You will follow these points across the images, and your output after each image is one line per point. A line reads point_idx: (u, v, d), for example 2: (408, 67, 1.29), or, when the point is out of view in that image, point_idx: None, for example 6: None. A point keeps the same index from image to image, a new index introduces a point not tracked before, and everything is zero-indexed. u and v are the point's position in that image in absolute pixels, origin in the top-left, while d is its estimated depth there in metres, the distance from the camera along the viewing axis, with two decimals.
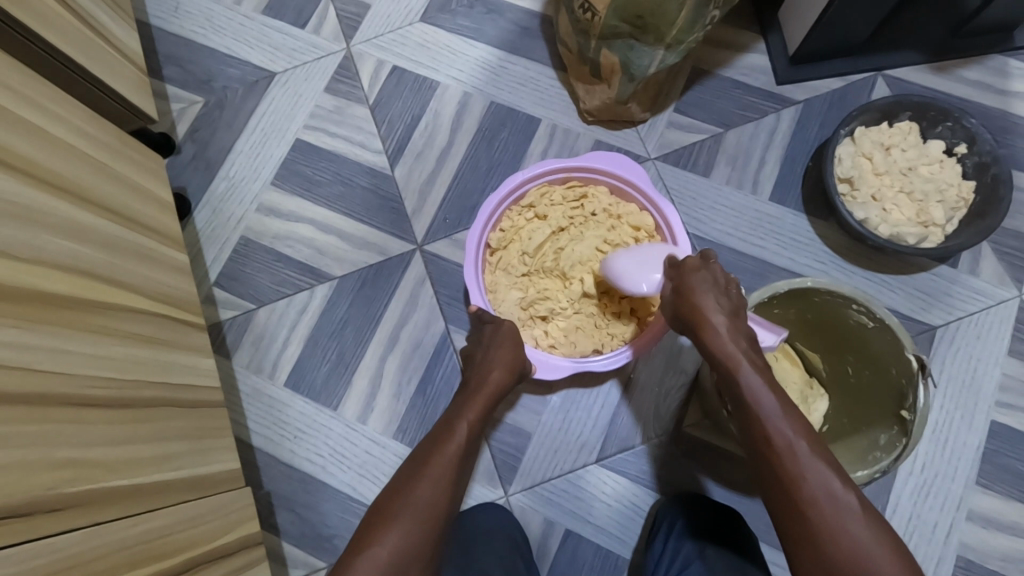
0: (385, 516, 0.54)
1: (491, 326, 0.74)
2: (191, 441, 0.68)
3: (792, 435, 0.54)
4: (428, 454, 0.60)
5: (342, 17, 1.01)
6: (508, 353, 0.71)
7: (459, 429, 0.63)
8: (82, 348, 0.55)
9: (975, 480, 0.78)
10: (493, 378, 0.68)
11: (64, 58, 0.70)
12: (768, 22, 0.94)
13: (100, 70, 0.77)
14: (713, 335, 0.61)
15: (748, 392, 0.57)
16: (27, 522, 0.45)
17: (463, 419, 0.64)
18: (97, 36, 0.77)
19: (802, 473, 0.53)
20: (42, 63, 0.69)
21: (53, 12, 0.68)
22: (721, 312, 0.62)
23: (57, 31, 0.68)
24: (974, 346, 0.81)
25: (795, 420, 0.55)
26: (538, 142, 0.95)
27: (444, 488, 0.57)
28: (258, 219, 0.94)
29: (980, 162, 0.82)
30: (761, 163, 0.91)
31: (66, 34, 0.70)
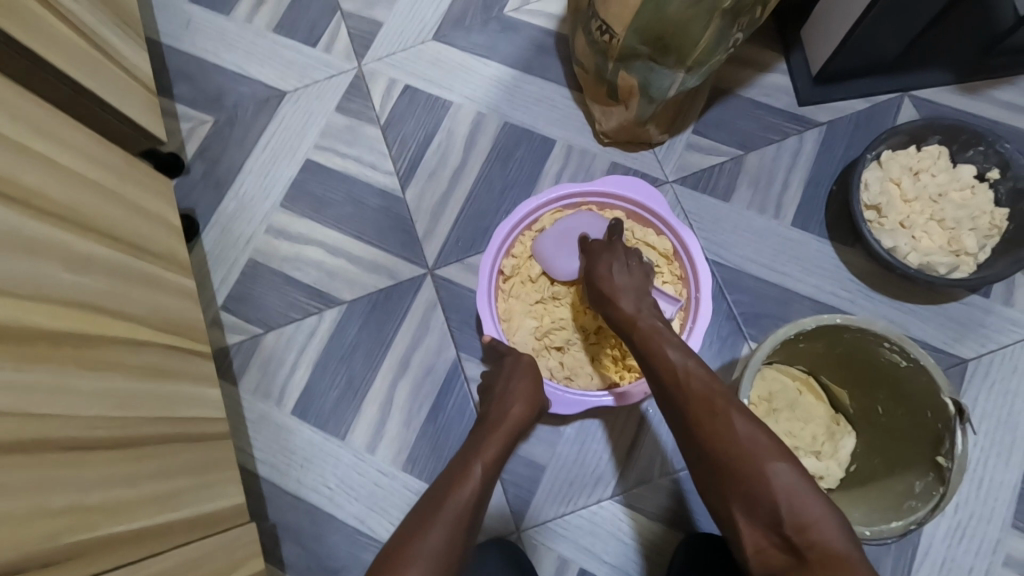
0: (396, 563, 0.51)
1: (509, 358, 0.72)
2: (195, 477, 0.66)
3: (724, 400, 0.56)
4: (442, 497, 0.57)
5: (354, 35, 1.00)
6: (529, 388, 0.68)
7: (476, 470, 0.60)
8: (84, 387, 0.53)
9: (1012, 523, 0.74)
10: (513, 413, 0.66)
11: (70, 81, 0.69)
12: (791, 42, 0.91)
13: (106, 91, 0.75)
14: (618, 306, 0.66)
15: (666, 359, 0.60)
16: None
17: (481, 459, 0.61)
18: (104, 57, 0.76)
19: (727, 420, 0.54)
20: (49, 85, 0.67)
21: (58, 35, 0.67)
22: (624, 283, 0.68)
23: (62, 53, 0.67)
24: (1009, 380, 0.78)
25: (699, 360, 0.59)
26: (553, 163, 0.93)
27: (456, 535, 0.54)
28: (267, 241, 0.93)
29: (1015, 188, 0.78)
30: (783, 187, 0.88)
31: (72, 56, 0.69)
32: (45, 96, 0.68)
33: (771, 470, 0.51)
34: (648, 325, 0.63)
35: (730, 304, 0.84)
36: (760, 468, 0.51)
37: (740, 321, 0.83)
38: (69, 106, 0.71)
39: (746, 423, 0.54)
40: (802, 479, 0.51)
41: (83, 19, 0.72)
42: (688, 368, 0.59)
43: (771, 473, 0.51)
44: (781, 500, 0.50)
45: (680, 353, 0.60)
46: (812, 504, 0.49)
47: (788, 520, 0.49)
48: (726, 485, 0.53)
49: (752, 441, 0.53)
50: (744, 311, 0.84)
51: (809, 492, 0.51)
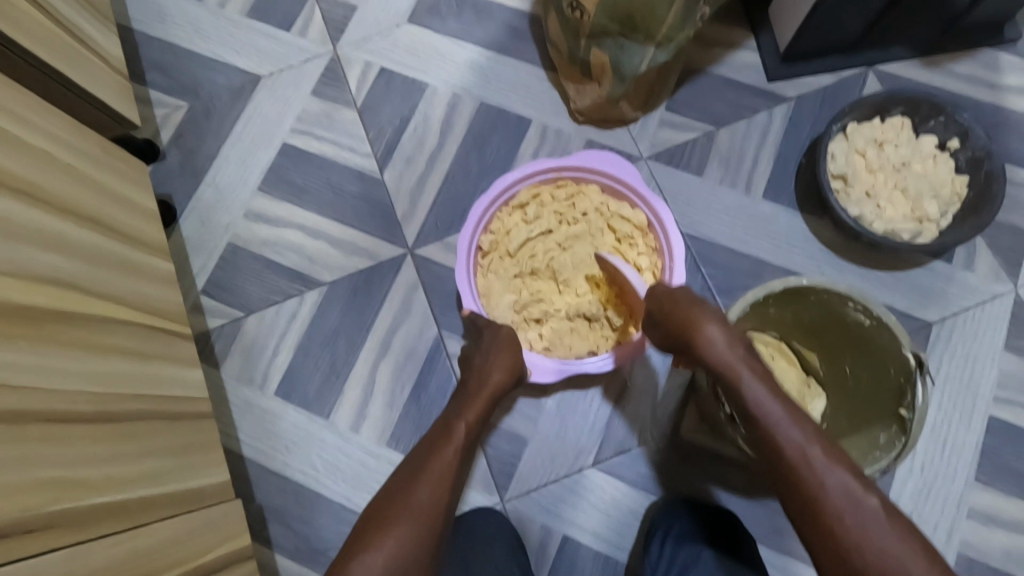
0: (385, 522, 0.53)
1: (489, 332, 0.73)
2: (179, 456, 0.66)
3: (821, 461, 0.53)
4: (426, 458, 0.58)
5: (328, 19, 1.00)
6: (509, 354, 0.70)
7: (459, 430, 0.62)
8: (64, 363, 0.54)
9: (976, 477, 0.77)
10: (493, 379, 0.67)
11: (40, 63, 0.68)
12: (759, 20, 0.93)
13: (78, 75, 0.75)
14: (706, 348, 0.61)
15: (762, 413, 0.56)
16: (8, 548, 0.44)
17: (463, 421, 0.63)
18: (75, 41, 0.76)
19: (828, 488, 0.51)
20: (19, 69, 0.67)
21: (28, 16, 0.66)
22: (710, 319, 0.62)
23: (32, 35, 0.67)
24: (972, 342, 0.81)
25: (798, 418, 0.55)
26: (529, 144, 0.94)
27: (443, 492, 0.56)
28: (246, 226, 0.93)
29: (974, 156, 0.81)
30: (754, 162, 0.90)
31: (44, 39, 0.68)
32: (16, 79, 0.67)
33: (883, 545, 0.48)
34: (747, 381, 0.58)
35: (705, 277, 0.86)
36: (869, 543, 0.49)
37: (714, 292, 0.86)
38: (40, 90, 0.71)
39: (850, 486, 0.51)
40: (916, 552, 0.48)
41: (52, 2, 0.72)
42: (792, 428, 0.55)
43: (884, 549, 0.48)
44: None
45: (778, 407, 0.56)
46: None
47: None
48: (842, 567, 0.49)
49: (861, 520, 0.50)
50: (718, 282, 0.86)
51: (916, 558, 0.48)
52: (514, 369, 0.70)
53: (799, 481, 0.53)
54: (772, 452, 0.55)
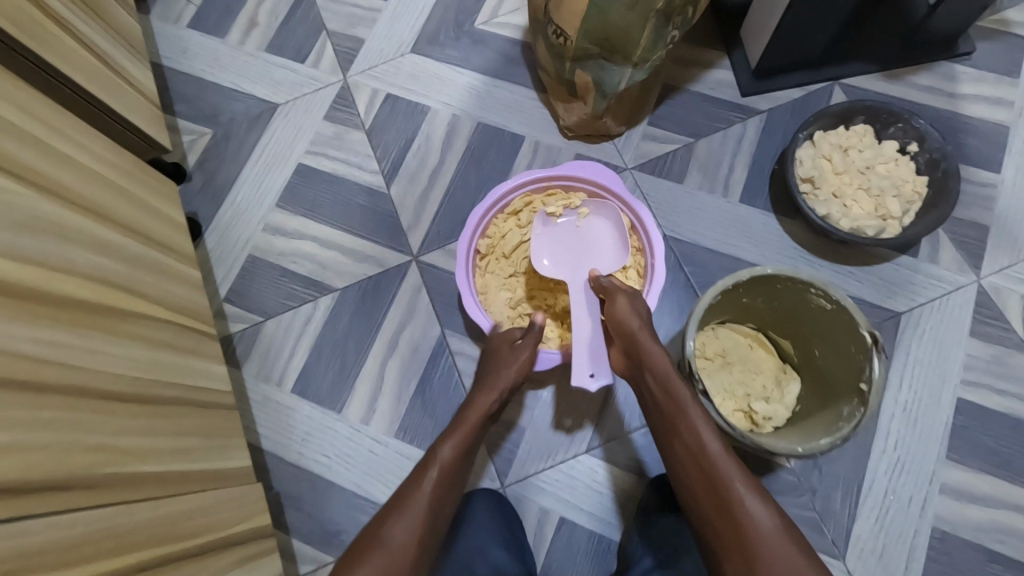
0: (382, 527, 0.58)
1: (497, 342, 0.80)
2: (208, 437, 0.72)
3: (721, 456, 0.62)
4: (423, 471, 0.65)
5: (339, 52, 1.11)
6: (522, 354, 0.78)
7: (443, 450, 0.67)
8: (108, 348, 0.61)
9: (947, 455, 0.81)
10: (481, 402, 0.74)
11: (85, 94, 0.78)
12: (731, 42, 1.03)
13: (119, 103, 0.85)
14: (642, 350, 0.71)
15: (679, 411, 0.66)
16: (69, 495, 0.50)
17: (448, 442, 0.68)
18: (116, 74, 0.86)
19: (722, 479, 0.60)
20: (68, 97, 0.76)
21: (76, 53, 0.77)
22: (642, 328, 0.72)
23: (80, 69, 0.77)
24: (938, 329, 0.86)
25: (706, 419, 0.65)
26: (522, 158, 1.02)
27: (437, 501, 0.62)
28: (265, 238, 1.01)
29: (931, 158, 0.88)
30: (730, 169, 0.97)
31: (88, 71, 0.78)
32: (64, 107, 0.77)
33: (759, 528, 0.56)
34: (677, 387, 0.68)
35: (687, 275, 0.93)
36: (749, 526, 0.57)
37: (696, 289, 0.92)
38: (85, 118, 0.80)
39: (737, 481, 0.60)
40: (786, 540, 0.55)
41: (95, 42, 0.83)
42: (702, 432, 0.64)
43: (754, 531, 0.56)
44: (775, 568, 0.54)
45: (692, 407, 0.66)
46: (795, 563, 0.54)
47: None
48: (726, 540, 0.58)
49: (745, 501, 0.58)
50: (700, 279, 0.93)
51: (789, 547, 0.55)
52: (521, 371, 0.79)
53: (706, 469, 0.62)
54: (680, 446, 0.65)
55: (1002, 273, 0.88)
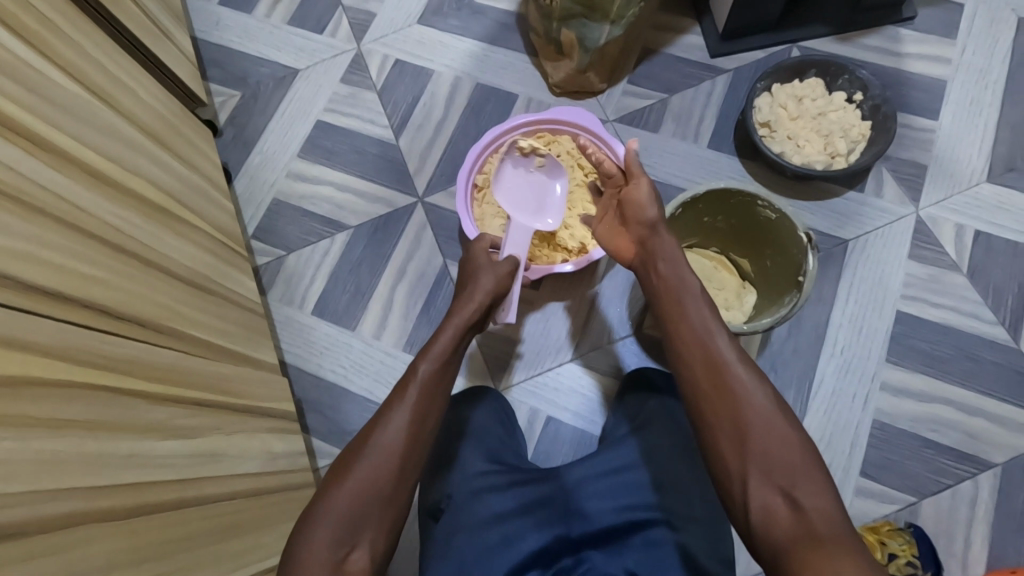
0: (364, 448, 0.63)
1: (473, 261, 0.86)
2: (245, 331, 0.85)
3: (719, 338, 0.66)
4: (393, 399, 0.67)
5: (354, 23, 1.25)
6: (503, 266, 0.84)
7: (421, 368, 0.70)
8: (168, 238, 0.73)
9: (888, 359, 0.93)
10: (453, 321, 0.76)
11: (140, 43, 0.91)
12: (701, 10, 1.15)
13: (165, 56, 0.98)
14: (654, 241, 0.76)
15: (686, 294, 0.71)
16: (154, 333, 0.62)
17: (425, 359, 0.71)
18: (164, 33, 1.00)
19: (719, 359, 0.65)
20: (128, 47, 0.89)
21: (134, 9, 0.90)
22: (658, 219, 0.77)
23: (136, 22, 0.90)
24: (881, 252, 0.98)
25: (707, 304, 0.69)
26: (517, 112, 1.15)
27: (412, 420, 0.65)
28: (288, 183, 1.14)
29: (874, 104, 1.00)
30: (701, 119, 1.10)
31: (141, 25, 0.92)
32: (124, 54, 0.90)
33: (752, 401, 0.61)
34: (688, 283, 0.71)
35: None
36: (743, 401, 0.61)
37: None
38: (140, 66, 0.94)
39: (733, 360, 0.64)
40: (774, 409, 0.61)
41: (148, 3, 0.96)
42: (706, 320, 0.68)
43: (745, 402, 0.61)
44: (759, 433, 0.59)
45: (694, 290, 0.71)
46: (780, 428, 0.59)
47: (765, 450, 0.58)
48: (719, 411, 0.62)
49: (740, 378, 0.63)
50: None
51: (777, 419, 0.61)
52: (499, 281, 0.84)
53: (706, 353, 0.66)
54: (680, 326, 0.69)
55: (939, 204, 1.00)
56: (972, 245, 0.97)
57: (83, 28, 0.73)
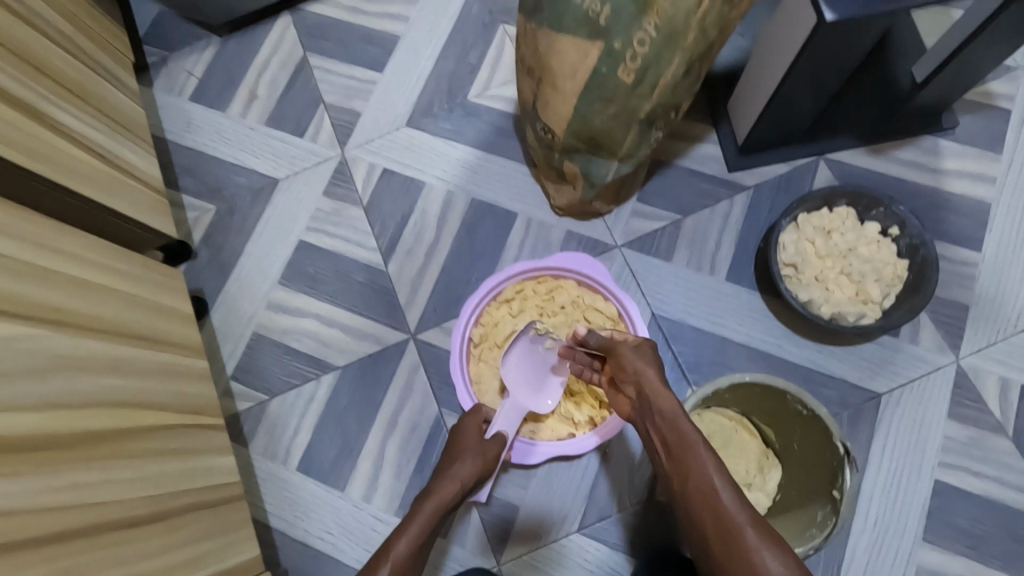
0: None
1: (457, 431, 0.84)
2: (217, 535, 0.78)
3: (732, 505, 0.63)
4: (370, 572, 0.66)
5: (337, 125, 1.14)
6: (491, 448, 0.81)
7: (399, 543, 0.68)
8: (122, 472, 0.66)
9: (923, 537, 0.85)
10: (436, 494, 0.75)
11: (86, 200, 0.83)
12: (719, 115, 1.04)
13: (117, 201, 0.90)
14: (648, 394, 0.71)
15: (688, 452, 0.66)
16: None
17: (403, 536, 0.69)
18: (114, 171, 0.92)
19: (735, 530, 0.61)
20: (72, 208, 0.82)
21: (73, 162, 0.82)
22: (647, 371, 0.72)
23: (76, 177, 0.82)
24: (918, 410, 0.89)
25: (712, 463, 0.65)
26: (515, 234, 1.05)
27: None
28: (268, 316, 1.05)
29: (911, 243, 0.91)
30: (718, 247, 1.00)
31: (85, 177, 0.84)
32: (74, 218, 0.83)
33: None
34: (689, 434, 0.67)
35: (674, 354, 0.96)
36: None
37: (684, 369, 0.95)
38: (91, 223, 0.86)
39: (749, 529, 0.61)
40: None
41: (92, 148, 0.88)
42: (716, 479, 0.64)
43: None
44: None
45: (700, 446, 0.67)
46: None
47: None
48: None
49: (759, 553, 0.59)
50: (687, 359, 0.96)
51: None
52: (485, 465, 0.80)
53: (717, 520, 0.63)
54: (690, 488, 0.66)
55: (981, 352, 0.91)
56: (1017, 403, 0.89)
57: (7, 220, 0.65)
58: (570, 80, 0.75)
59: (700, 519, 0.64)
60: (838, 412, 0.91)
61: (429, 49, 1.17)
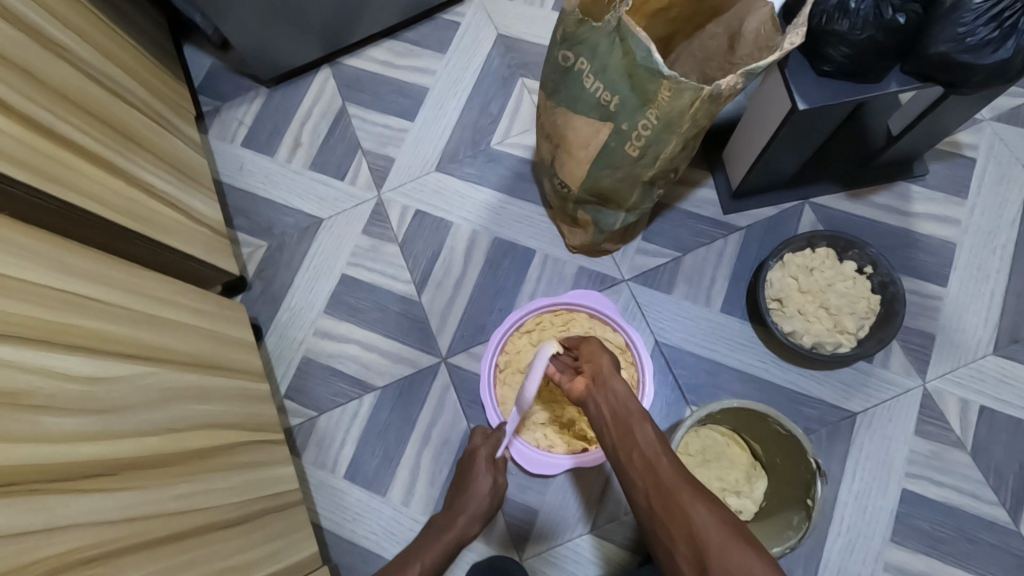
0: None
1: (471, 451, 1.02)
2: (287, 535, 0.92)
3: (668, 468, 0.68)
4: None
5: (373, 170, 1.28)
6: (499, 476, 1.01)
7: (427, 555, 0.95)
8: (219, 482, 0.80)
9: (890, 538, 0.98)
10: (455, 520, 0.98)
11: (166, 247, 0.97)
12: (715, 164, 1.17)
13: (188, 246, 1.04)
14: (597, 379, 0.80)
15: (630, 425, 0.73)
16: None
17: (424, 556, 0.95)
18: (184, 217, 1.05)
19: (672, 487, 0.66)
20: (155, 254, 0.95)
21: (155, 214, 0.96)
22: (599, 359, 0.82)
23: (158, 228, 0.96)
24: (888, 428, 1.02)
25: (650, 432, 0.72)
26: (533, 270, 1.18)
27: None
28: (316, 341, 1.19)
29: (883, 281, 1.03)
30: (713, 281, 1.13)
31: (164, 227, 0.97)
32: (153, 263, 0.96)
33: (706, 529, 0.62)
34: (631, 407, 0.75)
35: (675, 376, 1.09)
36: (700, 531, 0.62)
37: (683, 390, 1.08)
38: (165, 267, 0.99)
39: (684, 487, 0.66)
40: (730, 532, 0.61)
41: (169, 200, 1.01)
42: (654, 444, 0.71)
43: (696, 526, 0.62)
44: (709, 537, 0.61)
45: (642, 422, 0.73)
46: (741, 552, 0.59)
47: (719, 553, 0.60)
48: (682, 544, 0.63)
49: (693, 508, 0.64)
50: (685, 381, 1.09)
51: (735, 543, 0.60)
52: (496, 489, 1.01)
53: (652, 471, 0.69)
54: (633, 457, 0.71)
55: (944, 376, 1.03)
56: (976, 421, 1.01)
57: (119, 276, 0.79)
58: (584, 150, 0.89)
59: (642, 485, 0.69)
60: (817, 429, 1.04)
61: (455, 101, 1.30)
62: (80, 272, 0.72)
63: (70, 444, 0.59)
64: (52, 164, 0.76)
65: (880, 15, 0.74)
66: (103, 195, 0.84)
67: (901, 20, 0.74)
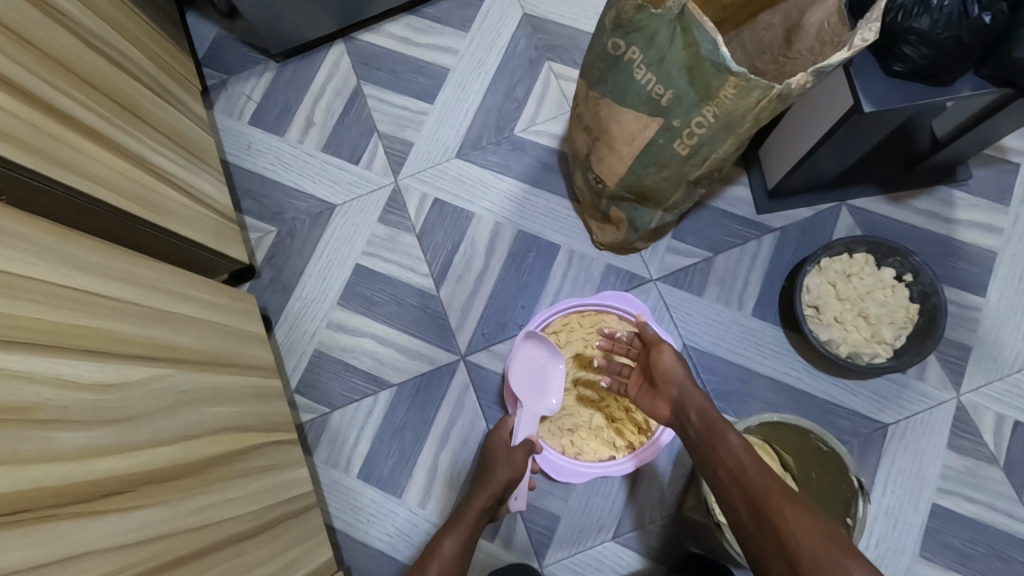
0: None
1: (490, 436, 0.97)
2: (302, 542, 0.88)
3: (752, 472, 0.71)
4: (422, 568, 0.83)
5: (390, 154, 1.22)
6: (518, 455, 0.93)
7: (447, 546, 0.85)
8: (234, 490, 0.75)
9: (919, 553, 0.96)
10: (476, 498, 0.89)
11: (174, 235, 0.91)
12: (751, 161, 1.12)
13: (196, 234, 0.97)
14: (676, 391, 0.84)
15: (712, 434, 0.77)
16: None
17: (450, 536, 0.85)
18: (194, 203, 0.99)
19: (757, 491, 0.69)
20: (160, 243, 0.89)
21: (163, 199, 0.89)
22: (673, 368, 0.86)
23: (166, 215, 0.89)
24: (921, 441, 1.00)
25: (731, 440, 0.76)
26: (558, 266, 1.13)
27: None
28: (329, 334, 1.14)
29: (924, 290, 1.00)
30: (746, 284, 1.09)
31: (171, 213, 0.91)
32: (160, 252, 0.90)
33: (793, 529, 0.63)
34: (714, 418, 0.79)
35: (703, 382, 1.06)
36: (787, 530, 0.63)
37: (711, 396, 1.05)
38: (172, 257, 0.93)
39: (768, 489, 0.68)
40: (820, 531, 0.62)
41: (174, 180, 0.95)
42: (738, 451, 0.74)
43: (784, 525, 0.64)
44: (805, 552, 0.61)
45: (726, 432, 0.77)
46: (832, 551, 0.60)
47: (815, 566, 0.60)
48: (771, 546, 0.65)
49: (779, 509, 0.66)
50: (714, 387, 1.05)
51: (825, 542, 0.61)
52: (517, 471, 0.93)
53: (742, 488, 0.71)
54: (717, 466, 0.75)
55: (979, 390, 1.01)
56: (1010, 437, 0.99)
57: (129, 270, 0.73)
58: (627, 145, 0.84)
59: (729, 492, 0.72)
60: (849, 440, 1.01)
61: (478, 83, 1.23)
62: (89, 267, 0.66)
63: (84, 461, 0.54)
64: (54, 145, 0.69)
65: (965, 13, 0.71)
66: (109, 180, 0.78)
67: (987, 19, 0.71)
